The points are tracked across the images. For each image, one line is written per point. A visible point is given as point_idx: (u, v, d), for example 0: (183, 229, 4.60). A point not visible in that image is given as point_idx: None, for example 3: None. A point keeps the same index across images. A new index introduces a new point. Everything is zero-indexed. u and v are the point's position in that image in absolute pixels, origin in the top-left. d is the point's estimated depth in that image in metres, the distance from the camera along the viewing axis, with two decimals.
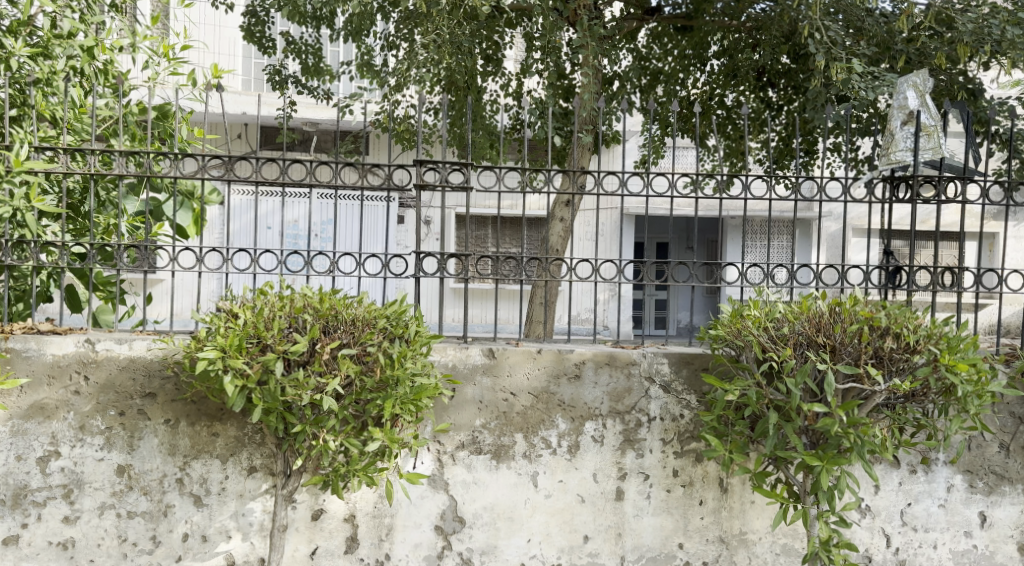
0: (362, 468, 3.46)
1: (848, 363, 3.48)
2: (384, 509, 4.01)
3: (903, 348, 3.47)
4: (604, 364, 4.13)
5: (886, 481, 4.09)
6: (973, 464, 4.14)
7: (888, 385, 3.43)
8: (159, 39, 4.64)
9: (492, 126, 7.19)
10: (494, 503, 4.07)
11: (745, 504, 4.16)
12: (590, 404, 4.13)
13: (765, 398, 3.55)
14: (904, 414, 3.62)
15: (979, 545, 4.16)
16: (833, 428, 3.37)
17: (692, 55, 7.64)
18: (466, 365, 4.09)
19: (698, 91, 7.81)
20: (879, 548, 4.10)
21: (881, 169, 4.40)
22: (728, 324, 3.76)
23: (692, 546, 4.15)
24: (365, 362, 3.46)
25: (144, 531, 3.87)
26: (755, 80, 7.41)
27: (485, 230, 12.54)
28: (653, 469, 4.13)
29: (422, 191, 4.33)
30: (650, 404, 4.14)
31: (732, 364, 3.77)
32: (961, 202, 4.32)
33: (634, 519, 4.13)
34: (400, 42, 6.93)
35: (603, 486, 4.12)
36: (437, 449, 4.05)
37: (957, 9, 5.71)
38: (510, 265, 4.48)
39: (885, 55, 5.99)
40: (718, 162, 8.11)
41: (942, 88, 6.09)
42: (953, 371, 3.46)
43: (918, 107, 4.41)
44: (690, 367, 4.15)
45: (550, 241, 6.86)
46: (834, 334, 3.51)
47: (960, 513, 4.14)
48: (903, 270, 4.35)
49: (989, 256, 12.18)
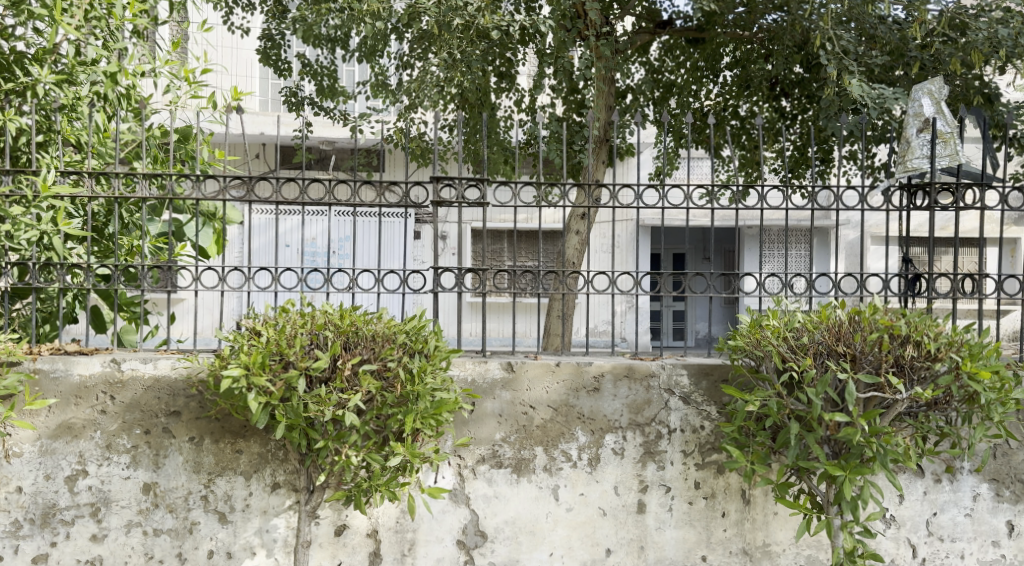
0: (383, 483, 3.47)
1: (869, 372, 3.47)
2: (406, 524, 4.03)
3: (924, 356, 3.44)
4: (622, 377, 4.14)
5: (910, 490, 4.06)
6: (998, 472, 4.09)
7: (910, 393, 3.41)
8: (180, 63, 4.69)
9: (506, 142, 7.23)
10: (515, 518, 4.08)
11: (768, 515, 4.14)
12: (610, 416, 4.13)
13: (786, 408, 3.55)
14: (927, 422, 3.59)
15: (1007, 554, 4.11)
16: (855, 438, 3.35)
17: (704, 67, 7.69)
18: (485, 379, 4.11)
19: (711, 102, 7.87)
20: (905, 558, 4.06)
21: (898, 177, 4.40)
22: (747, 334, 3.76)
23: (715, 558, 4.13)
24: (385, 378, 3.49)
25: (170, 549, 3.91)
26: (769, 90, 7.43)
27: (501, 244, 12.59)
28: (674, 481, 4.12)
29: (438, 208, 4.33)
30: (669, 416, 4.14)
31: (752, 374, 3.77)
32: (980, 210, 4.26)
33: (656, 532, 4.12)
34: (414, 62, 7.01)
35: (625, 499, 4.12)
36: (458, 463, 4.07)
37: (970, 14, 5.67)
38: (528, 278, 4.46)
39: (898, 63, 6.03)
40: (734, 173, 8.13)
41: (957, 94, 6.09)
42: (976, 380, 3.40)
43: (934, 114, 4.39)
44: (709, 378, 4.14)
45: (566, 254, 6.87)
46: (854, 343, 3.51)
47: (986, 522, 4.10)
48: (923, 278, 4.27)
49: (1010, 262, 12.09)
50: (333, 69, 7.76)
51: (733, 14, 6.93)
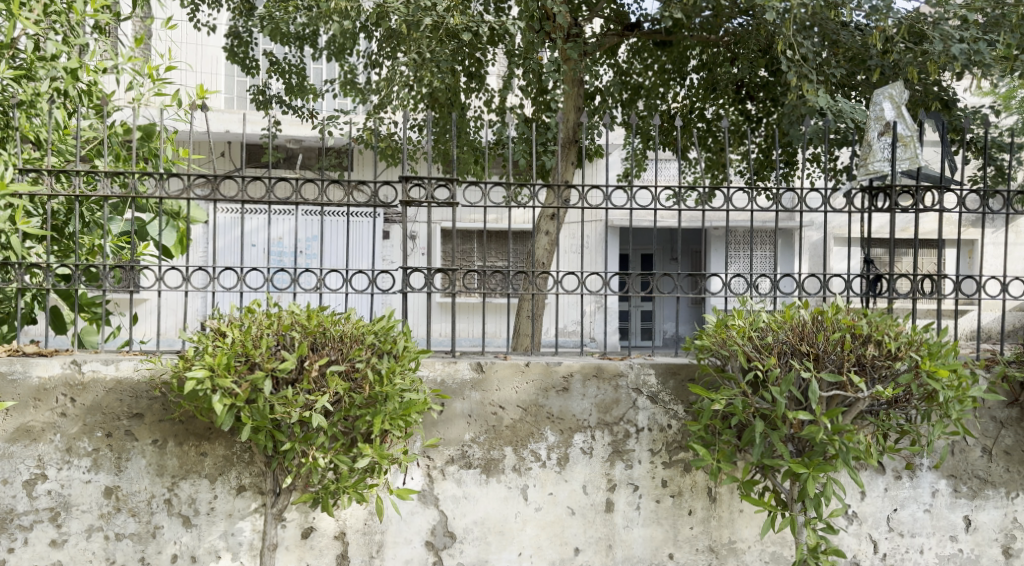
0: (351, 484, 3.44)
1: (831, 370, 3.52)
2: (374, 526, 4.01)
3: (885, 355, 3.51)
4: (591, 376, 4.16)
5: (871, 487, 4.14)
6: (956, 468, 4.18)
7: (871, 392, 3.47)
8: (142, 60, 4.60)
9: (477, 142, 7.22)
10: (484, 518, 4.08)
11: (734, 512, 4.19)
12: (578, 415, 4.15)
13: (751, 406, 3.60)
14: (888, 420, 3.64)
15: (964, 548, 4.19)
16: (818, 436, 3.41)
17: (672, 70, 7.78)
18: (454, 380, 4.10)
19: (678, 104, 7.97)
20: (866, 554, 4.14)
21: (859, 179, 4.47)
22: (713, 333, 3.81)
23: (682, 555, 4.17)
24: (354, 379, 3.46)
25: (132, 553, 3.85)
26: (735, 93, 7.49)
27: (472, 244, 12.56)
28: (642, 479, 4.16)
29: (407, 207, 4.31)
30: (637, 415, 4.17)
31: (718, 374, 3.81)
32: (938, 212, 4.35)
33: (624, 530, 4.15)
34: (383, 61, 6.98)
35: (593, 498, 4.14)
36: (426, 465, 4.06)
37: (929, 22, 5.80)
38: (497, 278, 4.46)
39: (859, 68, 6.18)
40: (701, 175, 8.22)
41: (918, 98, 6.20)
42: (935, 378, 3.49)
43: (895, 118, 4.48)
44: (676, 378, 4.18)
45: (536, 255, 6.89)
46: (817, 342, 3.56)
47: (944, 518, 4.18)
48: (884, 278, 4.34)
49: (967, 262, 12.36)
50: (301, 67, 7.69)
51: (700, 18, 7.00)
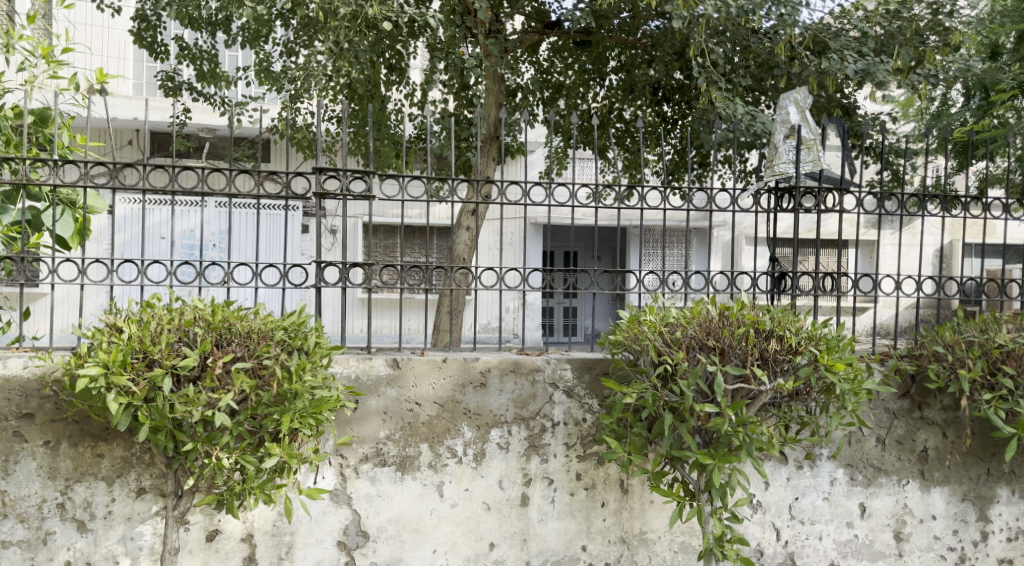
0: (258, 485, 3.34)
1: (736, 364, 3.63)
2: (283, 527, 3.91)
3: (786, 349, 3.64)
4: (509, 372, 4.17)
5: (775, 477, 4.29)
6: (853, 457, 4.37)
7: (773, 385, 3.59)
8: (37, 39, 4.35)
9: (397, 135, 7.15)
10: (398, 516, 4.03)
11: (645, 503, 4.27)
12: (495, 411, 4.16)
13: (661, 399, 3.68)
14: (789, 412, 3.78)
15: (860, 534, 4.39)
16: (723, 427, 3.51)
17: (592, 69, 7.87)
18: (369, 376, 4.04)
19: (598, 104, 8.11)
20: (770, 541, 4.29)
21: (766, 180, 4.61)
22: (626, 329, 3.89)
23: (594, 547, 4.22)
24: (261, 376, 3.35)
25: (21, 561, 3.65)
26: (652, 95, 7.67)
27: (393, 239, 12.43)
28: (557, 473, 4.19)
29: (322, 200, 4.20)
30: (554, 409, 4.20)
31: (631, 368, 3.88)
32: (838, 212, 4.54)
33: (538, 524, 4.17)
34: (300, 50, 6.83)
35: (508, 493, 4.15)
36: (339, 463, 3.98)
37: (832, 32, 6.07)
38: (415, 273, 4.41)
39: (767, 76, 6.59)
40: (620, 174, 8.35)
41: (822, 104, 6.48)
42: (832, 371, 3.66)
43: (798, 122, 4.69)
44: (591, 372, 4.24)
45: (456, 250, 6.87)
46: (723, 337, 3.65)
47: (842, 505, 4.37)
48: (788, 276, 4.51)
49: (868, 263, 12.97)
50: (213, 54, 7.44)
51: (619, 19, 7.10)
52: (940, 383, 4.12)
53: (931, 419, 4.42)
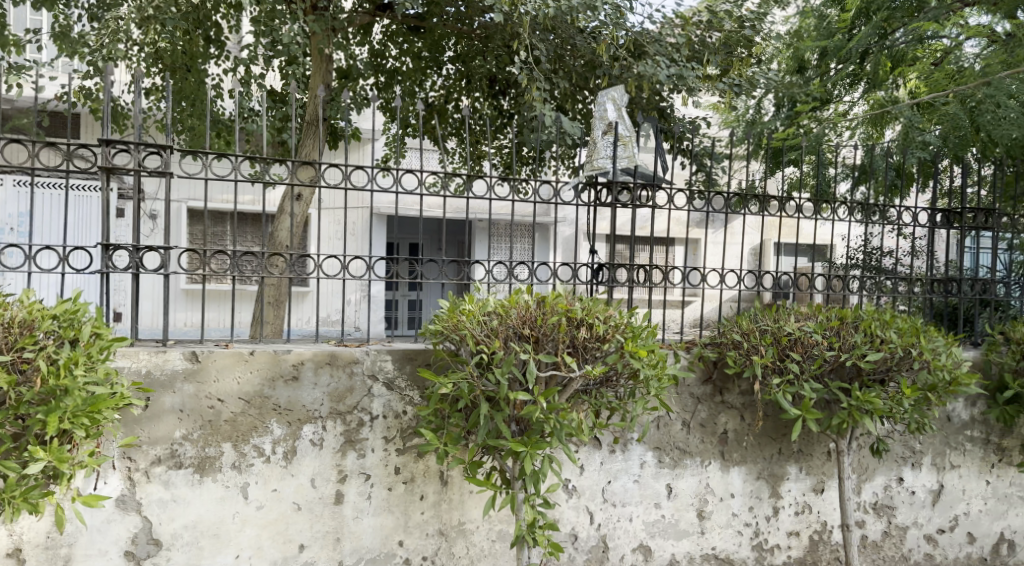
0: (20, 493, 3.00)
1: (549, 352, 3.68)
2: (60, 538, 3.55)
3: (595, 337, 3.72)
4: (324, 364, 4.00)
5: (590, 461, 4.41)
6: (661, 441, 4.57)
7: (583, 371, 3.67)
8: None
9: (217, 113, 6.73)
10: (196, 521, 3.77)
11: (464, 494, 4.21)
12: (308, 406, 3.97)
13: (476, 389, 3.65)
14: (599, 398, 3.87)
15: (667, 514, 4.59)
16: (535, 415, 3.53)
17: (428, 57, 7.72)
18: (163, 371, 3.74)
19: (436, 93, 8.04)
20: (584, 526, 4.41)
21: (584, 175, 4.75)
22: (446, 319, 3.83)
23: (411, 542, 4.12)
24: (23, 372, 3.04)
25: None
26: (489, 88, 7.69)
27: (223, 226, 11.78)
28: (374, 468, 4.06)
29: (111, 176, 3.83)
30: (371, 403, 4.08)
31: (451, 358, 3.82)
32: (652, 208, 4.76)
33: (352, 522, 4.03)
34: (104, 15, 6.27)
35: (321, 491, 3.98)
36: (127, 468, 3.66)
37: (652, 36, 6.34)
38: (221, 259, 4.14)
39: (593, 73, 6.72)
40: (457, 165, 8.33)
41: (643, 104, 6.74)
42: (636, 358, 3.74)
43: (615, 119, 4.77)
44: (412, 363, 4.15)
45: (279, 237, 6.56)
46: (537, 326, 3.69)
47: (650, 487, 4.55)
48: (606, 267, 4.71)
49: (693, 258, 13.72)
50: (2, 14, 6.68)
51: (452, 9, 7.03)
52: (737, 368, 4.38)
53: (731, 402, 4.70)
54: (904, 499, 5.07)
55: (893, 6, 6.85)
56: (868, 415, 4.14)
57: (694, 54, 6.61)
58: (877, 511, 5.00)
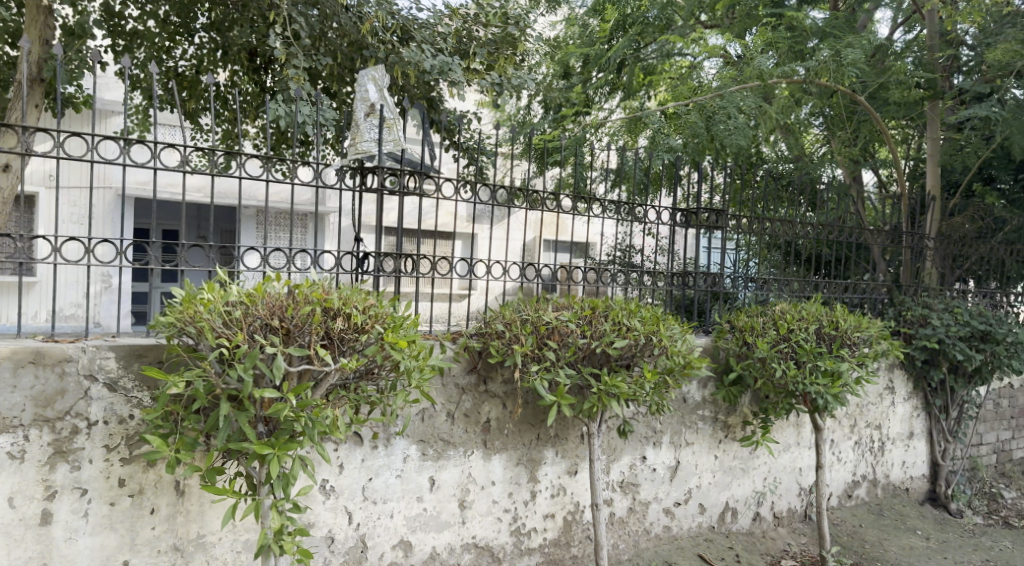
0: None
1: (300, 345, 3.43)
2: None
3: (352, 328, 3.52)
4: (27, 363, 3.49)
5: (349, 459, 4.26)
6: (423, 433, 4.51)
7: (337, 365, 3.46)
8: None
9: None
10: None
11: (204, 504, 3.81)
12: (5, 413, 3.43)
13: (216, 388, 3.32)
14: (358, 392, 3.68)
15: (428, 507, 4.51)
16: (283, 413, 3.26)
17: (177, 23, 7.01)
18: None
19: (189, 65, 7.39)
20: (341, 526, 4.23)
21: (348, 158, 4.54)
22: (181, 310, 3.43)
23: (139, 561, 3.67)
24: None
25: None
26: (250, 62, 7.13)
27: None
28: (92, 481, 3.58)
29: None
30: (90, 407, 3.59)
31: (189, 354, 3.46)
32: (417, 196, 4.67)
33: (64, 544, 3.53)
34: None
35: (22, 511, 3.46)
36: None
37: (416, 25, 6.27)
38: None
39: (356, 54, 6.42)
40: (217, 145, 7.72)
41: (408, 91, 6.63)
42: (397, 349, 3.60)
43: (379, 101, 4.59)
44: (141, 361, 3.69)
45: None
46: (288, 317, 3.43)
47: (412, 481, 4.46)
48: (370, 256, 4.57)
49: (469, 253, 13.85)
50: None
51: None
52: (500, 357, 4.43)
53: (494, 391, 4.74)
54: (648, 476, 5.44)
55: (646, 21, 7.86)
56: (615, 399, 4.37)
57: (460, 47, 6.57)
58: (623, 489, 5.32)
